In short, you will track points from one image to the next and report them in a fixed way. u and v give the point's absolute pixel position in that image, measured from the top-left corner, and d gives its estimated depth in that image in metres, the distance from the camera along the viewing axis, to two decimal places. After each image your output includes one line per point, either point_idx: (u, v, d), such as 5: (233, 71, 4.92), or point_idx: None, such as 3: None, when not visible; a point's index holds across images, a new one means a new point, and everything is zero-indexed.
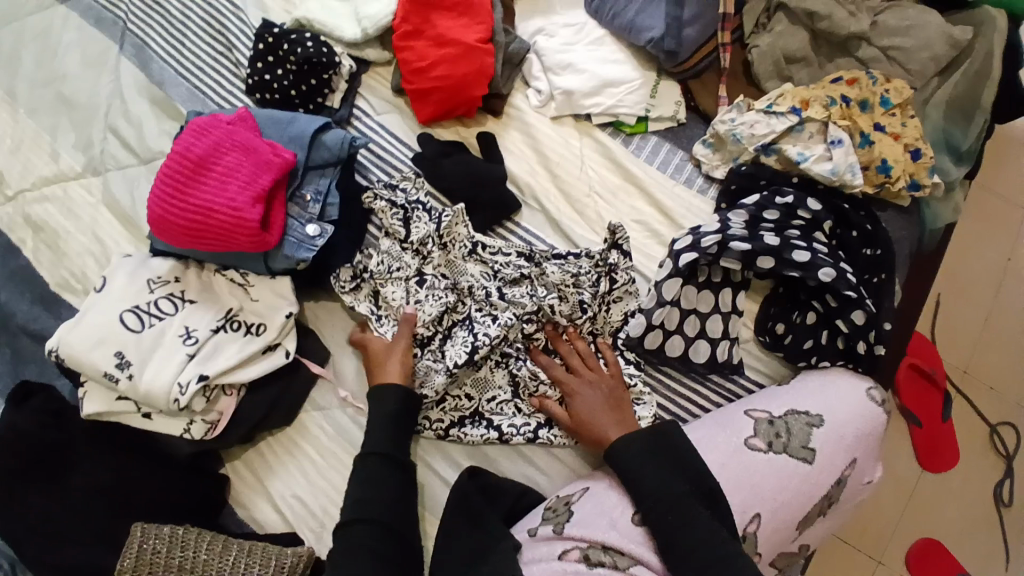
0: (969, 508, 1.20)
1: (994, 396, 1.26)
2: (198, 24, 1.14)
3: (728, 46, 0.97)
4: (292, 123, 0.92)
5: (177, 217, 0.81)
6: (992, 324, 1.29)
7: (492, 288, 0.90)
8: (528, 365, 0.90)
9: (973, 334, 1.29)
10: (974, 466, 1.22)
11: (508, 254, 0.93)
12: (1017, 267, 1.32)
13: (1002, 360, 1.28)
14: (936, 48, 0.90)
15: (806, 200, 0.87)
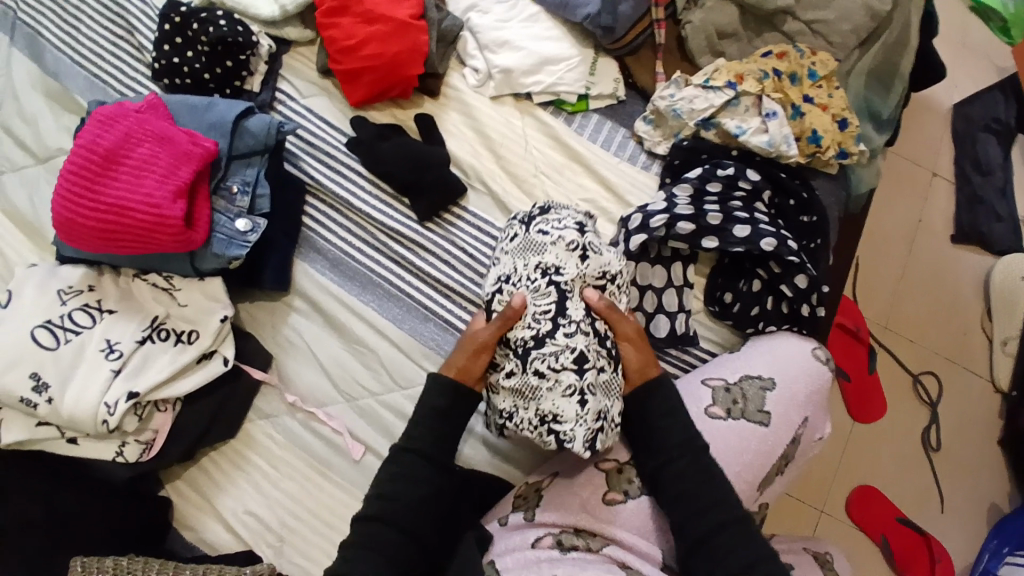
0: (901, 452, 1.30)
1: (915, 346, 1.36)
2: (93, 5, 1.03)
3: (661, 23, 0.95)
4: (211, 108, 0.83)
5: (85, 217, 0.72)
6: (906, 279, 1.40)
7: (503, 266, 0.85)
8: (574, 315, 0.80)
9: (890, 289, 1.39)
10: (903, 413, 1.32)
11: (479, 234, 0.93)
12: (928, 225, 1.43)
13: (918, 312, 1.38)
14: (857, 19, 0.94)
15: (746, 171, 0.88)
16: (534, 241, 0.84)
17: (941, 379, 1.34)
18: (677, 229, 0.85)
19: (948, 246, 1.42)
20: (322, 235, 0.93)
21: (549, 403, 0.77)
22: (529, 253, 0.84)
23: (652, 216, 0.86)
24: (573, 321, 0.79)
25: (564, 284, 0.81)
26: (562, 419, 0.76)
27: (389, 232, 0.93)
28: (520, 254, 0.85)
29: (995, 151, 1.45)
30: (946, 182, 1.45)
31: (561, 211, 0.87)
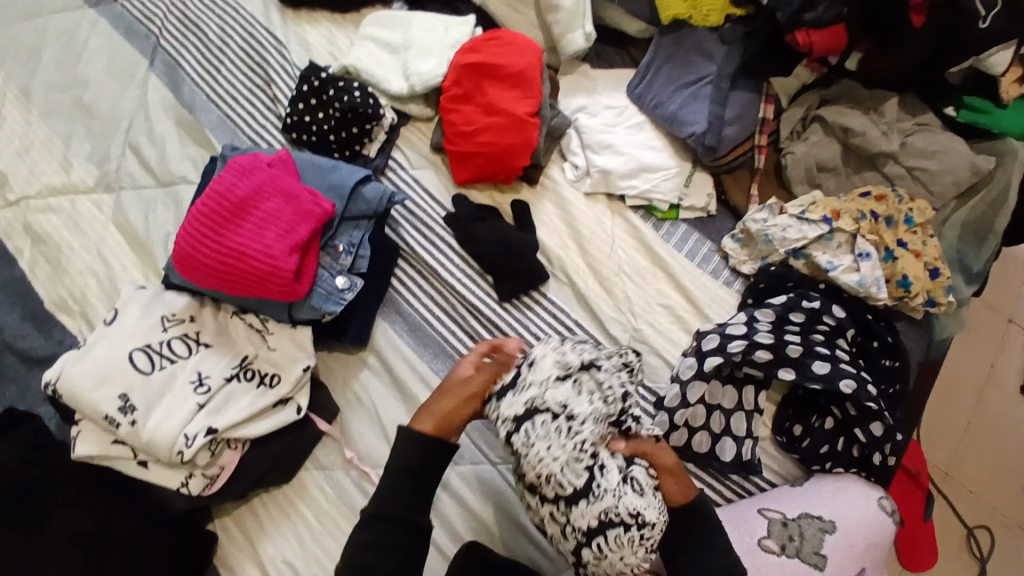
0: None
1: (973, 499, 1.39)
2: (233, 52, 1.15)
3: (763, 148, 0.98)
4: (333, 171, 0.90)
5: (206, 257, 0.78)
6: (972, 428, 1.44)
7: (611, 385, 0.75)
8: (615, 480, 0.71)
9: (954, 433, 1.45)
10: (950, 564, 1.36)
11: (607, 361, 0.78)
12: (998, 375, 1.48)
13: (981, 462, 1.42)
14: (958, 173, 0.93)
15: (832, 306, 0.88)
16: (614, 412, 0.74)
17: (995, 539, 1.37)
18: (753, 355, 0.86)
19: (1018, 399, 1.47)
20: (405, 299, 0.96)
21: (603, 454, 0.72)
22: (613, 398, 0.74)
23: (730, 340, 0.87)
24: (607, 488, 0.70)
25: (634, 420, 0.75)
26: (599, 487, 0.70)
27: (470, 308, 0.96)
28: (605, 387, 0.75)
29: None
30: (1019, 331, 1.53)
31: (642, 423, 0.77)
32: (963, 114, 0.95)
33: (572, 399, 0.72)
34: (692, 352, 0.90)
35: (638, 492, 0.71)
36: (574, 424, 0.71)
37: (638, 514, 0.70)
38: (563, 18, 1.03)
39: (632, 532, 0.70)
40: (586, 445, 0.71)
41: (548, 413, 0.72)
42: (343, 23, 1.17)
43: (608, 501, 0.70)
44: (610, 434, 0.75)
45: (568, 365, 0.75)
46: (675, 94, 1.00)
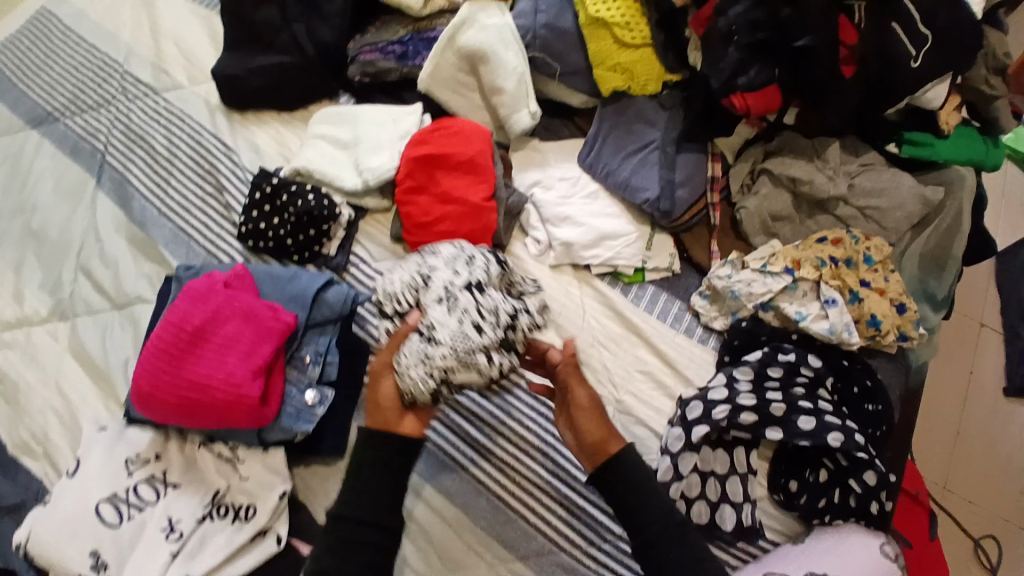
0: None
1: (974, 509, 1.45)
2: (182, 160, 1.14)
3: (716, 205, 1.00)
4: (293, 280, 0.88)
5: (167, 392, 0.75)
6: (961, 438, 1.52)
7: (456, 291, 0.84)
8: (475, 359, 0.80)
9: (945, 446, 1.51)
10: None
11: (496, 296, 0.85)
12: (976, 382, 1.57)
13: (974, 471, 1.49)
14: (909, 208, 0.95)
15: (806, 356, 0.89)
16: (485, 313, 0.83)
17: (1002, 545, 1.42)
18: (738, 417, 0.85)
19: (999, 401, 1.55)
20: None
21: (459, 338, 0.81)
22: (475, 269, 0.86)
23: (713, 405, 0.86)
24: (451, 347, 0.80)
25: (507, 334, 0.84)
26: (451, 367, 0.80)
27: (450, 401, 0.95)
28: (493, 314, 0.82)
29: None
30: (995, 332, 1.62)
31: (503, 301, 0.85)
32: (906, 149, 0.97)
33: (444, 290, 0.84)
34: (677, 421, 0.89)
35: (484, 360, 0.81)
36: (445, 305, 0.83)
37: (432, 332, 0.81)
38: (508, 100, 1.04)
39: (420, 341, 0.81)
40: (436, 320, 0.82)
41: (419, 283, 0.86)
42: (293, 121, 1.16)
43: (462, 372, 0.80)
44: (474, 343, 0.81)
45: (460, 274, 0.85)
46: (625, 162, 1.01)
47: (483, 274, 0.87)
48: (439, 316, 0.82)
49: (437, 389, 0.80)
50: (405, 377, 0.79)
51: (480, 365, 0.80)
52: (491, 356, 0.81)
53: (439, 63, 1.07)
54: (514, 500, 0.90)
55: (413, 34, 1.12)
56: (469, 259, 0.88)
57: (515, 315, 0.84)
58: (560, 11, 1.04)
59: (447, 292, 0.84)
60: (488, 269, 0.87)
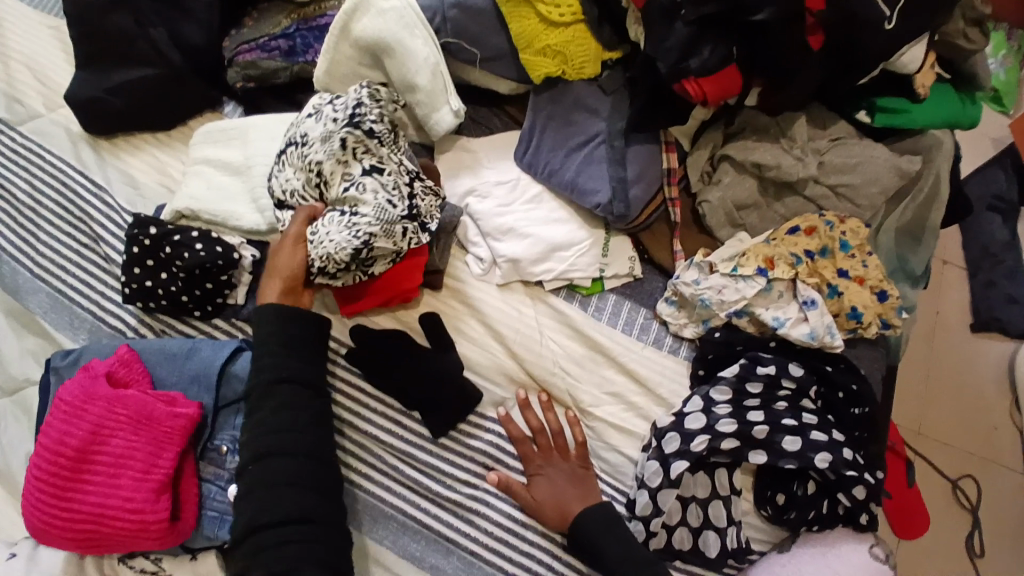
0: (947, 563, 1.38)
1: (950, 451, 1.46)
2: (52, 209, 0.96)
3: (675, 200, 0.89)
4: (192, 355, 0.74)
5: (63, 529, 0.64)
6: (932, 381, 1.52)
7: (367, 174, 0.81)
8: (403, 231, 0.79)
9: (917, 391, 1.51)
10: (943, 520, 1.41)
11: (370, 151, 0.81)
12: (943, 320, 1.57)
13: (947, 412, 1.49)
14: (884, 181, 0.87)
15: (788, 366, 0.81)
16: (388, 208, 0.79)
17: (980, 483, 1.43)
18: (717, 445, 0.78)
19: (970, 337, 1.55)
20: None
21: (371, 203, 0.79)
22: (355, 148, 0.81)
23: (691, 436, 0.78)
24: (364, 216, 0.78)
25: (407, 186, 0.82)
26: (360, 210, 0.79)
27: (399, 454, 0.84)
28: (390, 186, 0.81)
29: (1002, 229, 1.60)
30: (956, 269, 1.62)
31: (390, 164, 0.82)
32: (879, 119, 0.86)
33: (349, 156, 0.81)
34: (653, 453, 0.81)
35: (391, 237, 0.79)
36: (354, 178, 0.81)
37: (355, 207, 0.79)
38: (423, 97, 0.90)
39: (342, 216, 0.79)
40: (358, 216, 0.78)
41: (335, 211, 0.80)
42: (173, 143, 1.01)
43: (368, 226, 0.77)
44: (388, 217, 0.78)
45: (340, 125, 0.82)
46: (569, 161, 0.89)
47: (376, 125, 0.82)
48: (355, 195, 0.80)
49: (359, 252, 0.78)
50: (331, 245, 0.78)
51: (397, 236, 0.79)
52: (408, 213, 0.80)
53: (334, 57, 0.92)
54: (476, 550, 0.81)
55: (297, 23, 0.99)
56: (358, 112, 0.82)
57: (410, 183, 0.83)
58: None
59: (365, 177, 0.80)
60: (383, 119, 0.81)
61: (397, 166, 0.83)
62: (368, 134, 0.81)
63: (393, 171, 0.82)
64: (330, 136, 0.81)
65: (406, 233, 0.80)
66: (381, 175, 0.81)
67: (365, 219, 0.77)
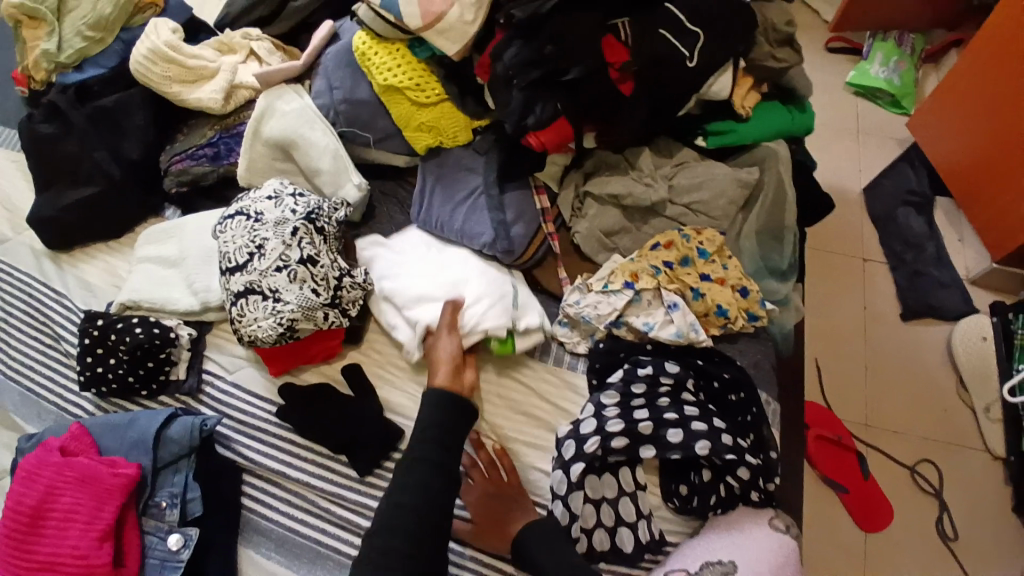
0: (921, 551, 1.42)
1: (902, 437, 1.53)
2: (20, 318, 1.09)
3: (554, 235, 1.01)
4: (132, 424, 0.85)
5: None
6: (873, 367, 1.60)
7: (293, 266, 0.89)
8: (318, 320, 0.89)
9: (859, 381, 1.59)
10: (908, 508, 1.46)
11: (303, 243, 0.91)
12: (873, 313, 1.66)
13: (892, 399, 1.57)
14: (730, 193, 1.00)
15: (664, 365, 0.90)
16: (309, 296, 0.89)
17: (938, 467, 1.50)
18: (611, 445, 0.86)
19: (904, 326, 1.65)
20: (265, 515, 0.91)
21: (288, 294, 0.89)
22: (303, 238, 0.91)
23: (585, 440, 0.87)
24: (285, 304, 0.88)
25: (335, 278, 0.92)
26: (282, 298, 0.89)
27: (330, 496, 0.92)
28: (320, 277, 0.91)
29: (917, 219, 1.73)
30: (878, 265, 1.72)
31: (323, 262, 0.92)
32: (712, 140, 1.02)
33: (274, 245, 0.90)
34: (557, 464, 0.89)
35: (312, 322, 0.89)
36: (281, 266, 0.90)
37: (279, 294, 0.89)
38: (328, 178, 1.05)
39: (268, 302, 0.89)
40: (280, 305, 0.88)
41: (258, 293, 0.89)
42: (121, 247, 1.15)
43: (288, 314, 0.88)
44: (309, 305, 0.88)
45: (296, 216, 0.93)
46: (456, 212, 1.01)
47: (327, 224, 0.94)
48: (283, 284, 0.89)
49: (283, 336, 0.88)
50: (258, 329, 0.88)
51: (319, 320, 0.89)
52: (331, 301, 0.91)
53: (251, 157, 1.07)
54: None
55: (220, 132, 1.15)
56: (315, 212, 0.94)
57: (342, 276, 0.93)
58: (354, 82, 1.06)
59: (281, 264, 0.90)
60: (334, 221, 0.94)
61: (327, 259, 0.92)
62: (300, 229, 0.91)
63: (327, 267, 0.91)
64: (254, 225, 0.93)
65: (327, 319, 0.90)
66: (297, 266, 0.90)
67: (283, 309, 0.88)
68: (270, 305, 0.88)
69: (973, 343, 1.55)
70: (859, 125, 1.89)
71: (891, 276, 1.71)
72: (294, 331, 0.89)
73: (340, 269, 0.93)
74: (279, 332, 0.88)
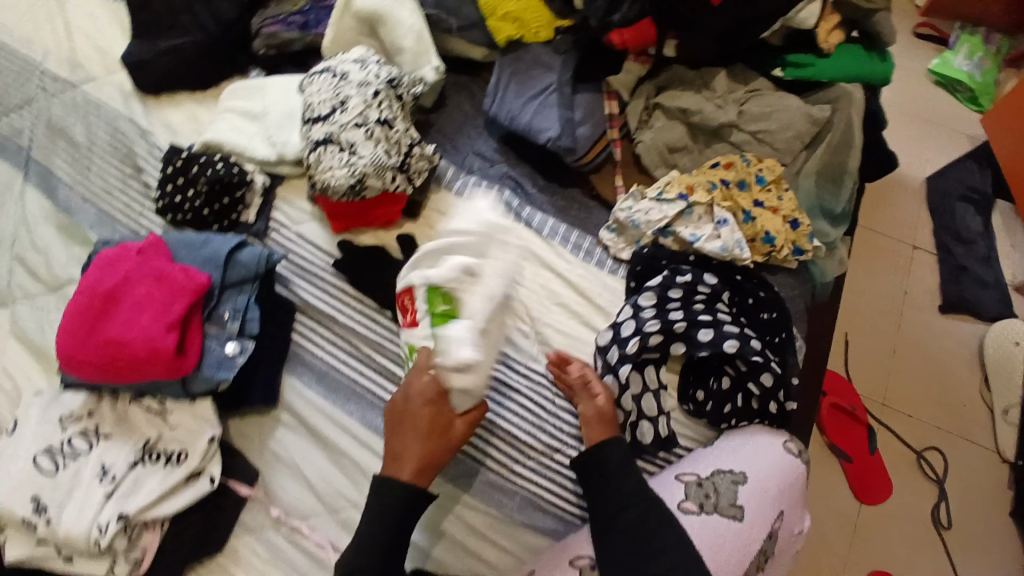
0: (916, 534, 1.36)
1: (914, 422, 1.46)
2: (103, 148, 1.16)
3: (617, 141, 1.04)
4: (204, 245, 0.92)
5: (84, 354, 0.79)
6: (899, 351, 1.53)
7: (371, 125, 0.95)
8: (386, 179, 0.95)
9: (884, 363, 1.52)
10: (909, 491, 1.40)
11: (382, 107, 0.97)
12: (914, 298, 1.59)
13: (911, 385, 1.50)
14: (798, 127, 1.01)
15: (703, 275, 0.94)
16: (381, 154, 0.94)
17: (946, 456, 1.43)
18: (647, 343, 0.90)
19: (938, 315, 1.57)
20: (309, 351, 0.99)
21: (363, 150, 0.94)
22: (383, 101, 0.98)
23: (622, 331, 0.93)
24: (360, 157, 0.94)
25: (406, 145, 0.97)
26: (357, 152, 0.94)
27: (370, 346, 0.98)
28: (393, 140, 0.96)
29: (974, 218, 1.66)
30: (926, 254, 1.64)
31: (398, 127, 0.97)
32: (789, 72, 1.05)
33: (357, 105, 0.96)
34: (604, 370, 0.93)
35: (380, 180, 0.95)
36: (359, 123, 0.95)
37: (355, 148, 0.94)
38: (408, 58, 1.09)
39: (343, 153, 0.94)
40: (355, 158, 0.94)
41: (336, 146, 0.96)
42: (205, 99, 1.21)
43: (361, 167, 0.93)
44: (380, 162, 0.94)
45: (379, 81, 0.99)
46: (525, 107, 1.03)
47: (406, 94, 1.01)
48: (359, 139, 0.94)
49: (353, 187, 0.94)
50: (332, 177, 0.94)
51: (387, 179, 0.95)
52: (400, 164, 0.96)
53: (339, 28, 1.11)
54: None
55: (312, 4, 1.20)
56: (396, 80, 1.00)
57: (412, 144, 0.99)
58: None
59: (360, 121, 0.95)
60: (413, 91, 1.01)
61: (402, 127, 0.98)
62: (382, 94, 0.98)
63: (400, 132, 0.97)
64: (339, 84, 0.99)
65: (394, 180, 0.95)
66: (374, 126, 0.95)
67: (357, 161, 0.93)
68: (345, 157, 0.94)
69: (1003, 347, 1.47)
70: (936, 111, 1.82)
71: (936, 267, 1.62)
72: (363, 185, 0.94)
73: (411, 138, 0.99)
74: (350, 182, 0.93)
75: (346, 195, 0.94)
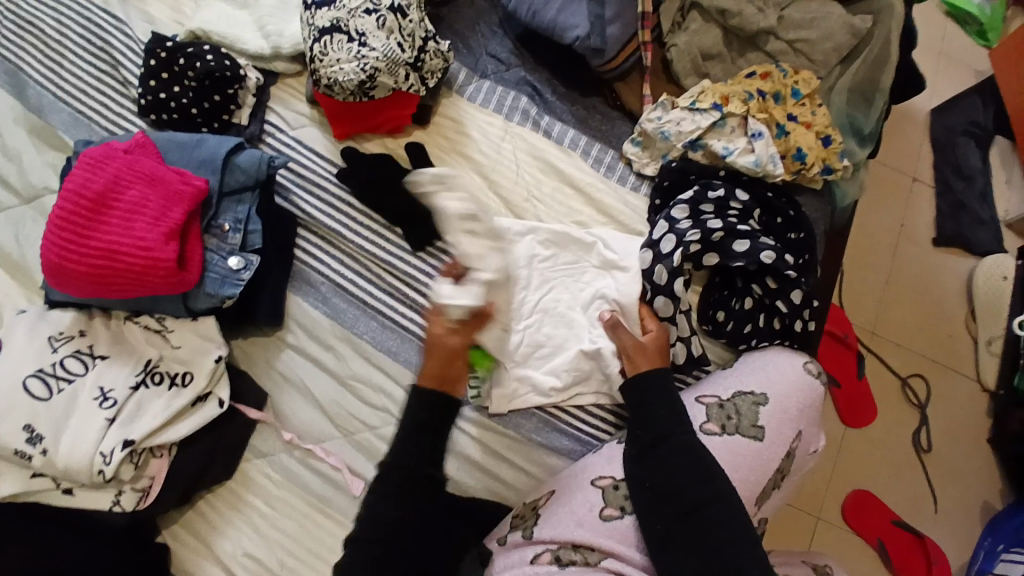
0: (894, 458, 1.35)
1: (899, 350, 1.43)
2: (73, 38, 1.01)
3: (648, 45, 0.96)
4: (200, 145, 0.84)
5: (74, 263, 0.72)
6: (893, 283, 1.47)
7: (384, 13, 0.87)
8: (399, 76, 0.88)
9: (877, 292, 1.46)
10: (893, 417, 1.38)
11: None
12: (909, 231, 1.51)
13: (903, 318, 1.45)
14: (837, 39, 0.95)
15: (735, 191, 0.91)
16: (395, 48, 0.87)
17: (929, 384, 1.40)
18: (687, 253, 0.87)
19: (930, 250, 1.50)
20: (312, 268, 0.92)
21: (373, 42, 0.87)
22: None
23: (659, 245, 0.89)
24: (370, 50, 0.86)
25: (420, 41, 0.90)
26: (368, 45, 0.87)
27: (383, 264, 0.92)
28: (406, 33, 0.89)
29: (975, 154, 1.54)
30: (925, 188, 1.54)
31: (411, 18, 0.89)
32: None
33: None
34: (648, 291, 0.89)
35: (392, 76, 0.88)
36: (370, 10, 0.88)
37: (365, 39, 0.87)
38: None
39: (352, 44, 0.87)
40: (364, 51, 0.86)
41: (344, 35, 0.87)
42: None
43: (371, 61, 0.86)
44: (393, 58, 0.87)
45: None
46: (550, 1, 0.94)
47: None
48: (371, 30, 0.87)
49: (362, 84, 0.87)
50: (339, 72, 0.87)
51: (399, 77, 0.88)
52: (414, 61, 0.89)
53: None
54: None
55: None
56: None
57: (427, 41, 0.91)
58: None
59: (370, 9, 0.87)
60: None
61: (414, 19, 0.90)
62: None
63: (415, 26, 0.90)
64: None
65: (406, 79, 0.88)
66: (387, 14, 0.87)
67: (368, 55, 0.86)
68: (353, 50, 0.87)
69: (993, 281, 1.39)
70: None
71: (934, 203, 1.53)
72: (372, 84, 0.87)
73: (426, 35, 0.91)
74: (359, 80, 0.86)
75: (354, 93, 0.88)
